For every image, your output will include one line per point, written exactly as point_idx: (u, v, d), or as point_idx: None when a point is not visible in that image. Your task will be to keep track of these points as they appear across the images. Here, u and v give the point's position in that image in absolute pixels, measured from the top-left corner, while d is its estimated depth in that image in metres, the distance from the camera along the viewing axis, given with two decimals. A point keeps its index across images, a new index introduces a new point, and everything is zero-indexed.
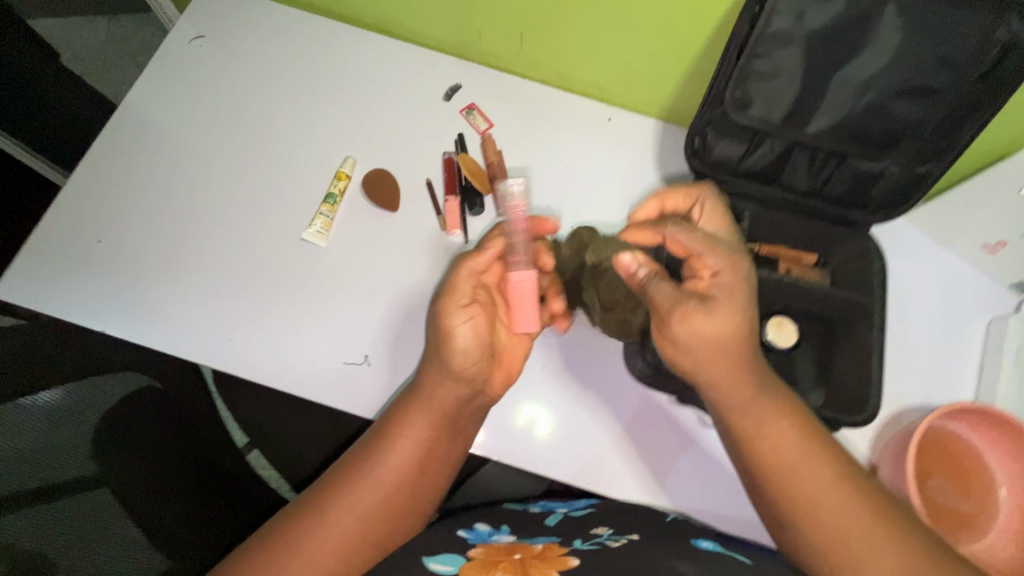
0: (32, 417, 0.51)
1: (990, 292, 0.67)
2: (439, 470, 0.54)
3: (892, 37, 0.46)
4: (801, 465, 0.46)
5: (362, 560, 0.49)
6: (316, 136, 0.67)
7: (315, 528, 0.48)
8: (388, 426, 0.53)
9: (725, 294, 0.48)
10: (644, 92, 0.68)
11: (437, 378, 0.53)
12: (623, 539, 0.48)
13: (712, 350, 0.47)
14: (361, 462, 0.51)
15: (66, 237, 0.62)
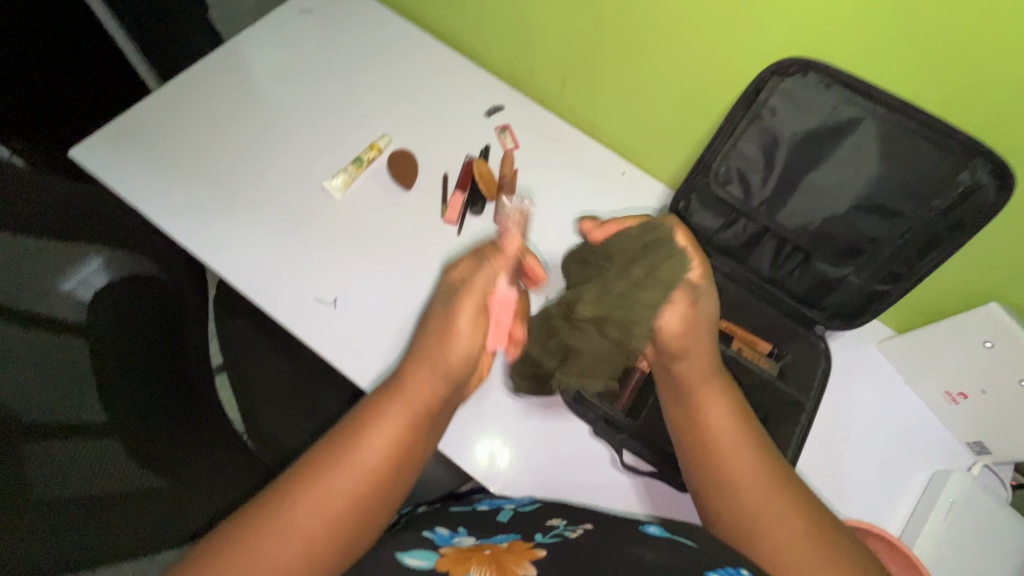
0: (87, 284, 0.63)
1: (943, 441, 0.66)
2: (411, 474, 0.48)
3: (864, 155, 0.52)
4: (736, 449, 0.49)
5: (322, 567, 0.42)
6: (369, 110, 0.77)
7: (274, 533, 0.41)
8: (361, 419, 0.47)
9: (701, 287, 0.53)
10: (658, 156, 0.75)
11: (421, 378, 0.48)
12: (578, 530, 0.50)
13: (685, 338, 0.52)
14: (329, 462, 0.44)
15: (140, 126, 0.73)
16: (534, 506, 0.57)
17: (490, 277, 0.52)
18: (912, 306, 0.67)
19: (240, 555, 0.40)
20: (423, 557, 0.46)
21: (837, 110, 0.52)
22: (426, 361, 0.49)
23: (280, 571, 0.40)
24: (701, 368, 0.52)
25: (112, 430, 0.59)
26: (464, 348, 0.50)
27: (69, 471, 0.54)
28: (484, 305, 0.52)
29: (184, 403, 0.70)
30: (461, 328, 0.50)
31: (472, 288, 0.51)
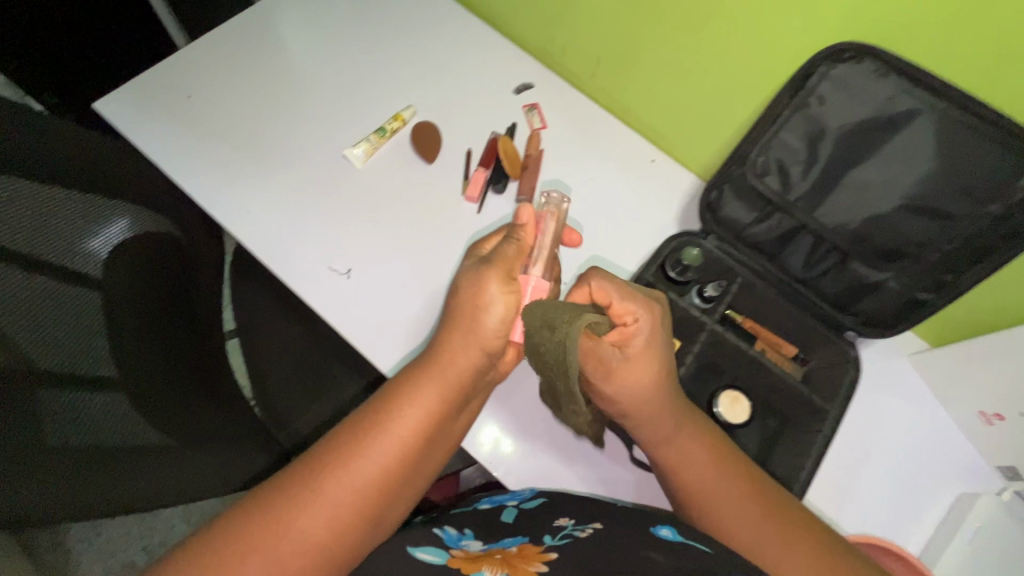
0: (106, 241, 0.60)
1: (971, 463, 0.63)
2: (441, 443, 0.51)
3: (918, 151, 0.50)
4: (710, 481, 0.52)
5: (353, 538, 0.45)
6: (394, 81, 0.75)
7: (316, 497, 0.44)
8: (396, 394, 0.50)
9: (637, 354, 0.52)
10: (691, 146, 0.72)
11: (454, 348, 0.52)
12: (588, 529, 0.48)
13: (641, 397, 0.52)
14: (365, 429, 0.47)
15: (164, 84, 0.72)
16: (538, 502, 0.55)
17: (512, 244, 0.57)
18: (950, 319, 0.64)
19: (281, 527, 0.42)
20: (434, 554, 0.47)
21: (893, 101, 0.49)
22: (459, 335, 0.52)
23: (316, 541, 0.43)
24: (664, 423, 0.53)
25: (122, 385, 0.59)
26: (499, 315, 0.53)
27: (74, 422, 0.54)
28: (514, 269, 0.55)
29: (198, 367, 0.70)
30: (496, 295, 0.53)
31: (498, 256, 0.56)
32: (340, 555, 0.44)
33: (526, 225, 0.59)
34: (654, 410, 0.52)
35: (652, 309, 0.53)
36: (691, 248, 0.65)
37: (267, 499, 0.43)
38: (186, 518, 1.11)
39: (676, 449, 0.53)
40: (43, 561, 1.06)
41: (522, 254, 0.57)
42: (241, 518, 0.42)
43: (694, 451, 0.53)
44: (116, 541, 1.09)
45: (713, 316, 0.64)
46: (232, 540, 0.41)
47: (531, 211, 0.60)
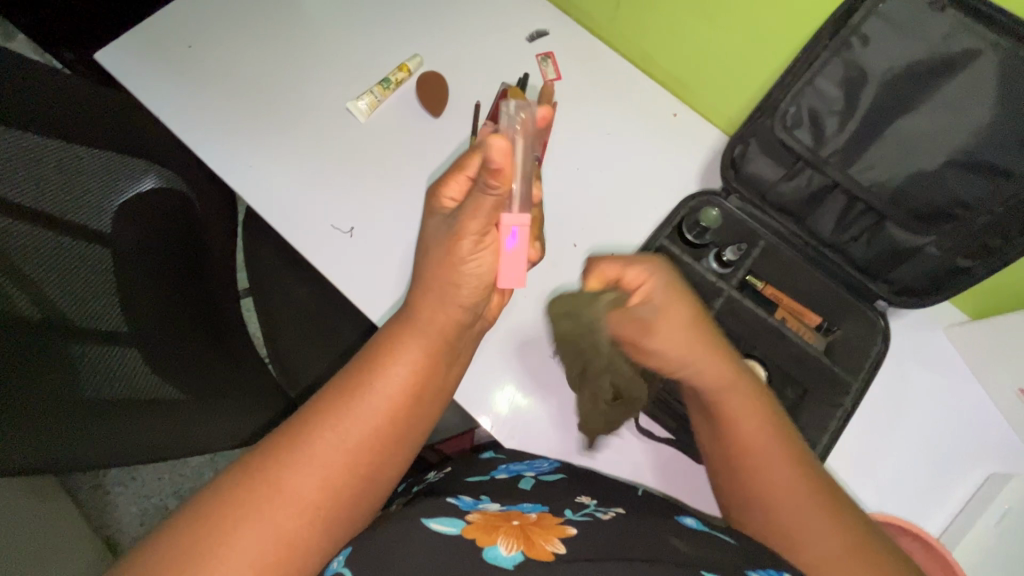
0: (131, 200, 0.60)
1: (1004, 444, 0.59)
2: (431, 401, 0.50)
3: (975, 97, 0.44)
4: (770, 455, 0.47)
5: (346, 497, 0.43)
6: (401, 28, 0.71)
7: (307, 456, 0.43)
8: (381, 352, 0.48)
9: (664, 305, 0.48)
10: (716, 98, 0.66)
11: (432, 308, 0.50)
12: (611, 513, 0.45)
13: (682, 348, 0.48)
14: (345, 393, 0.46)
15: (164, 34, 0.69)
16: (556, 477, 0.52)
17: (488, 199, 0.47)
18: (995, 291, 0.59)
19: (270, 487, 0.41)
20: (449, 524, 0.42)
21: (948, 41, 0.43)
22: (432, 293, 0.51)
23: (305, 500, 0.42)
24: (715, 378, 0.49)
25: (129, 337, 0.58)
26: (477, 270, 0.51)
27: (88, 370, 0.54)
28: (490, 220, 0.49)
29: (209, 331, 0.69)
30: (471, 255, 0.49)
31: (469, 213, 0.48)
32: (334, 515, 0.43)
33: (501, 166, 0.45)
34: (707, 361, 0.49)
35: (649, 259, 0.49)
36: (710, 208, 0.61)
37: (252, 466, 0.42)
38: (211, 466, 1.16)
39: (726, 396, 0.49)
40: (83, 501, 1.12)
41: (499, 208, 0.48)
42: (230, 484, 0.41)
43: (750, 407, 0.48)
44: (149, 486, 1.15)
45: (731, 282, 0.61)
46: (223, 501, 0.40)
47: (503, 144, 0.44)
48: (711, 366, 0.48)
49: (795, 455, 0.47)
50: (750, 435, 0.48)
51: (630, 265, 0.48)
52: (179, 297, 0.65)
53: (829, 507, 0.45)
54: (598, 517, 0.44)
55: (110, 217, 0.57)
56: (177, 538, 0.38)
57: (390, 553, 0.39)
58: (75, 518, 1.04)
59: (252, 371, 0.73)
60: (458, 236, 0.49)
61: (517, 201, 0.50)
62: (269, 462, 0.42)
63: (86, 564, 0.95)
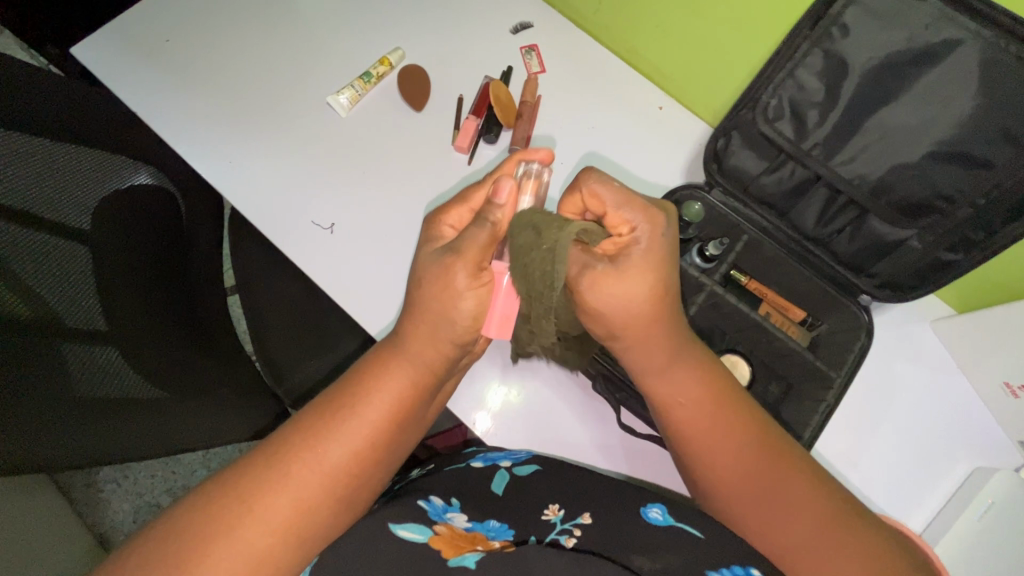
0: (112, 198, 0.59)
1: (990, 437, 0.59)
2: (410, 426, 0.49)
3: (956, 87, 0.44)
4: (721, 437, 0.48)
5: (318, 523, 0.43)
6: (384, 20, 0.70)
7: (284, 480, 0.42)
8: (366, 374, 0.48)
9: (630, 265, 0.47)
10: (701, 91, 0.65)
11: (422, 341, 0.49)
12: (575, 534, 0.44)
13: (633, 311, 0.48)
14: (324, 416, 0.45)
15: (143, 27, 0.68)
16: (532, 469, 0.51)
17: (484, 229, 0.48)
18: (981, 283, 0.58)
19: (242, 510, 0.40)
20: (416, 531, 0.43)
21: (929, 30, 0.42)
22: (425, 325, 0.49)
23: (278, 524, 0.41)
24: (659, 353, 0.49)
25: (111, 337, 0.57)
26: (469, 309, 0.48)
27: (75, 372, 0.53)
28: (484, 258, 0.49)
29: (193, 332, 0.68)
30: (465, 291, 0.47)
31: (466, 244, 0.48)
32: (304, 539, 0.42)
33: (504, 204, 0.49)
34: (650, 332, 0.49)
35: (655, 218, 0.48)
36: (693, 202, 0.60)
37: (227, 487, 0.41)
38: (204, 464, 1.16)
39: (669, 375, 0.50)
40: (76, 499, 1.12)
41: (494, 242, 0.49)
42: (202, 502, 0.41)
43: (691, 384, 0.49)
44: (142, 483, 1.14)
45: (713, 277, 0.62)
46: (193, 520, 0.39)
47: (510, 185, 0.49)
48: (655, 337, 0.49)
49: (762, 445, 0.48)
50: (689, 407, 0.49)
51: (625, 204, 0.48)
52: (162, 295, 0.65)
53: (808, 512, 0.45)
54: (560, 544, 0.43)
55: (89, 217, 0.56)
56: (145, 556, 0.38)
57: None
58: (67, 516, 1.04)
59: (237, 368, 0.72)
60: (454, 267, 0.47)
61: (512, 246, 0.50)
62: (244, 484, 0.41)
63: (77, 562, 0.95)
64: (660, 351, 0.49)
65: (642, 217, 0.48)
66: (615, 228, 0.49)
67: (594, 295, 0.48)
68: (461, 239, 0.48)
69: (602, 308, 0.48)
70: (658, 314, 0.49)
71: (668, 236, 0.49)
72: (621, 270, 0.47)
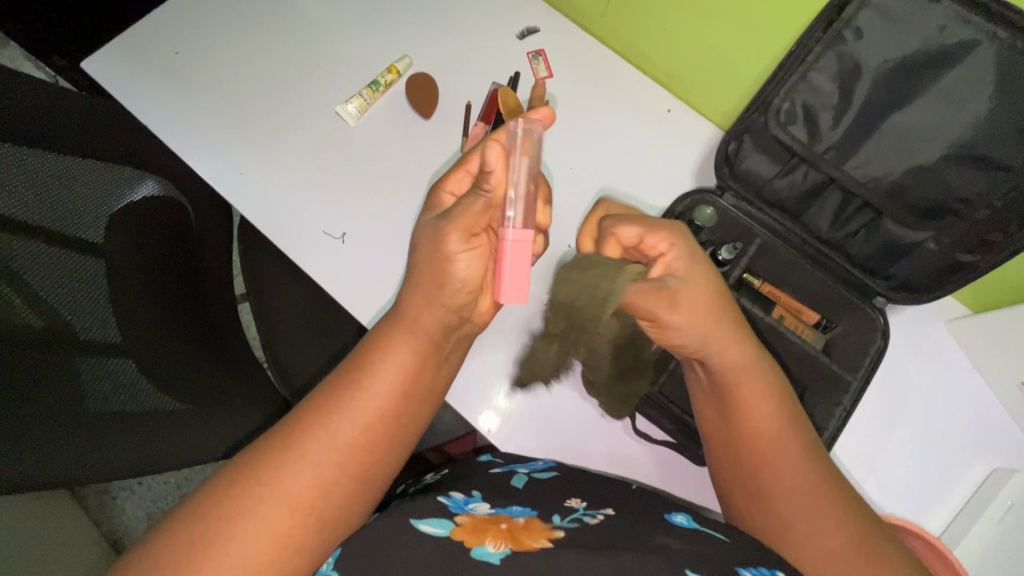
0: (123, 209, 0.60)
1: (1008, 438, 0.58)
2: (423, 400, 0.49)
3: (973, 89, 0.43)
4: (779, 436, 0.49)
5: (336, 498, 0.43)
6: (390, 29, 0.70)
7: (299, 456, 0.42)
8: (370, 349, 0.48)
9: (687, 275, 0.51)
10: (711, 94, 0.65)
11: (422, 307, 0.49)
12: (599, 515, 0.44)
13: (712, 311, 0.50)
14: (335, 390, 0.46)
15: (151, 40, 0.68)
16: (551, 474, 0.52)
17: (478, 197, 0.49)
18: (996, 284, 0.58)
19: (259, 488, 0.41)
20: (438, 526, 0.41)
21: (944, 32, 0.42)
22: (421, 294, 0.49)
23: (298, 501, 0.41)
24: (739, 360, 0.50)
25: (126, 347, 0.58)
26: (464, 273, 0.49)
27: (90, 383, 0.54)
28: (477, 224, 0.49)
29: (205, 338, 0.68)
30: (458, 252, 0.48)
31: (460, 211, 0.49)
32: (326, 515, 0.42)
33: (493, 169, 0.51)
34: (733, 330, 0.51)
35: (676, 230, 0.52)
36: (706, 206, 0.59)
37: (243, 468, 0.42)
38: (217, 469, 1.16)
39: (748, 382, 0.50)
40: (90, 506, 1.13)
41: (490, 208, 0.50)
42: (220, 487, 0.41)
43: (762, 379, 0.50)
44: (155, 490, 1.15)
45: (727, 281, 0.61)
46: (213, 506, 0.40)
47: (499, 151, 0.51)
48: (729, 349, 0.50)
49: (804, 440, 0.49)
50: (755, 406, 0.49)
51: (653, 230, 0.52)
52: (178, 307, 0.65)
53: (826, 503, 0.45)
54: (585, 523, 0.43)
55: (101, 229, 0.57)
56: (168, 546, 0.38)
57: (379, 558, 0.39)
58: (83, 523, 1.05)
59: (251, 376, 0.72)
60: (447, 233, 0.48)
61: (510, 211, 0.51)
62: (258, 464, 0.42)
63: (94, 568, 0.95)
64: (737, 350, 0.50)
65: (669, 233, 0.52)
66: (650, 250, 0.53)
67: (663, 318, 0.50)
68: (457, 204, 0.50)
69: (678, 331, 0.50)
70: (731, 326, 0.51)
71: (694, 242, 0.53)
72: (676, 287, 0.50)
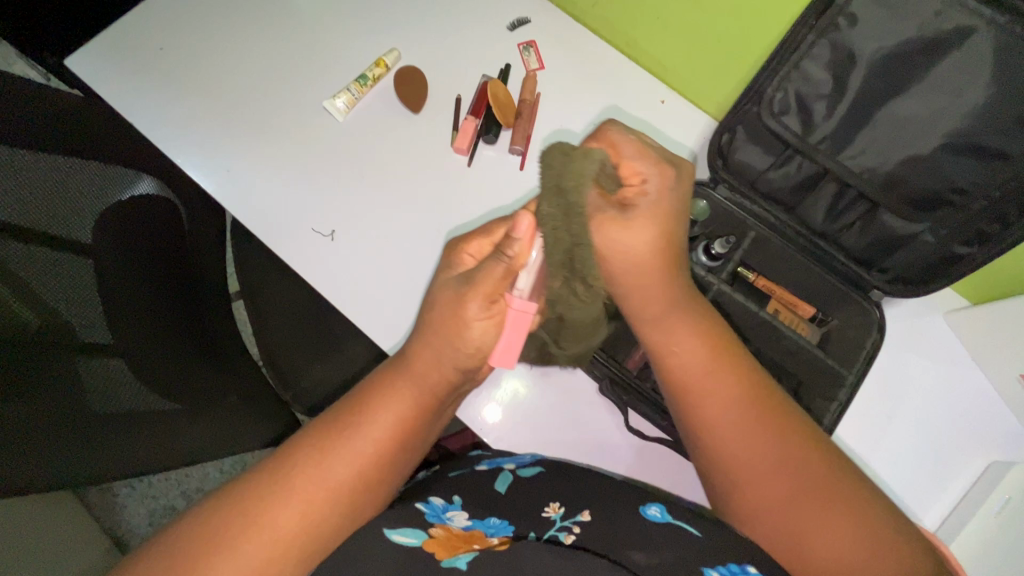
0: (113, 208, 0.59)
1: (1006, 431, 0.57)
2: (418, 442, 0.49)
3: (970, 76, 0.42)
4: (709, 385, 0.49)
5: (320, 537, 0.42)
6: (379, 22, 0.69)
7: (290, 491, 0.42)
8: (371, 391, 0.48)
9: (645, 213, 0.49)
10: (704, 84, 0.64)
11: (427, 359, 0.48)
12: (575, 529, 0.43)
13: (642, 257, 0.50)
14: (333, 429, 0.46)
15: (137, 36, 0.67)
16: (535, 471, 0.50)
17: (500, 263, 0.47)
18: (996, 275, 0.57)
19: (245, 520, 0.40)
20: (411, 535, 0.41)
21: (940, 17, 0.41)
22: (430, 342, 0.48)
23: (281, 537, 0.41)
24: (654, 301, 0.51)
25: (118, 348, 0.57)
26: (477, 331, 0.47)
27: (84, 385, 0.53)
28: (496, 291, 0.47)
29: (199, 339, 0.68)
30: (474, 320, 0.47)
31: (480, 275, 0.47)
32: (307, 551, 0.42)
33: (521, 238, 0.46)
34: (655, 279, 0.51)
35: (665, 172, 0.50)
36: (699, 200, 0.59)
37: (235, 495, 0.42)
38: (217, 466, 1.16)
39: (672, 329, 0.51)
40: (93, 504, 1.13)
41: (509, 277, 0.47)
42: (212, 508, 0.41)
43: (691, 338, 0.50)
44: (157, 487, 1.15)
45: (721, 276, 0.60)
46: (201, 528, 0.40)
47: (530, 220, 0.46)
48: (639, 286, 0.51)
49: (756, 398, 0.48)
50: (686, 360, 0.50)
51: (643, 155, 0.50)
52: (172, 306, 0.65)
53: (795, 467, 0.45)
54: (559, 541, 0.41)
55: (92, 227, 0.56)
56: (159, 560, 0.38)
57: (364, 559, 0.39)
58: (85, 521, 1.05)
59: (244, 374, 0.72)
60: (465, 298, 0.47)
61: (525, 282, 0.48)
62: (247, 497, 0.42)
63: (96, 565, 0.96)
64: (660, 302, 0.51)
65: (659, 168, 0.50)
66: (627, 178, 0.50)
67: (600, 237, 0.49)
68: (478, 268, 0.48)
69: (614, 250, 0.49)
70: (666, 265, 0.51)
71: (674, 195, 0.51)
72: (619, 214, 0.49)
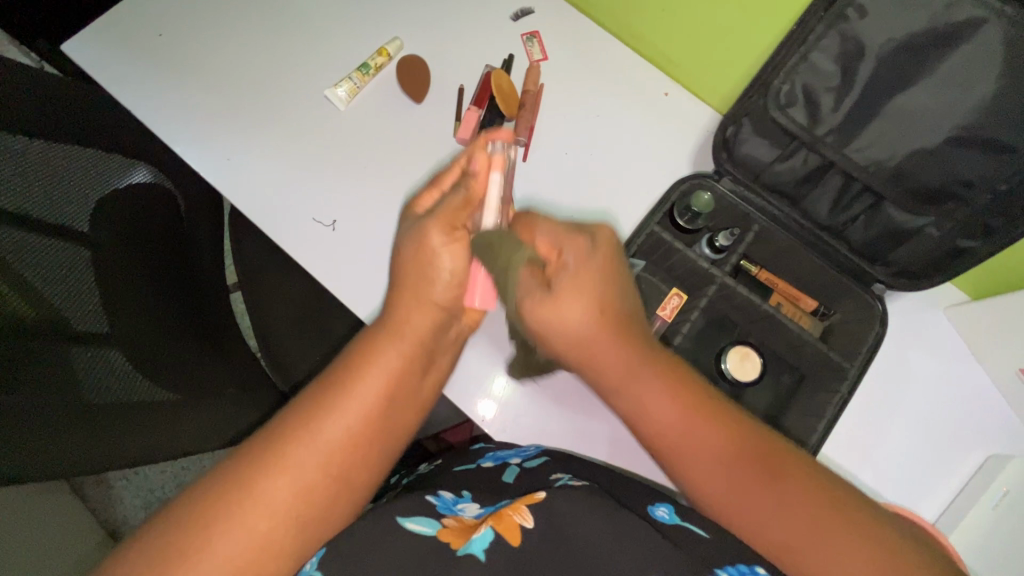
0: (109, 198, 0.58)
1: (1004, 424, 0.58)
2: (409, 404, 0.48)
3: (980, 69, 0.42)
4: (688, 445, 0.45)
5: (316, 506, 0.41)
6: (381, 10, 0.68)
7: (282, 462, 0.41)
8: (355, 358, 0.46)
9: (574, 277, 0.48)
10: (709, 77, 0.63)
11: (406, 313, 0.48)
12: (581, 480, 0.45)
13: (578, 330, 0.48)
14: (322, 397, 0.44)
15: (133, 21, 0.66)
16: (540, 460, 0.52)
17: (459, 194, 0.50)
18: (997, 270, 0.57)
19: (240, 495, 0.39)
20: (425, 524, 0.41)
21: (950, 10, 0.41)
22: (410, 291, 0.49)
23: (277, 508, 0.40)
24: (621, 363, 0.47)
25: (115, 338, 0.56)
26: (449, 266, 0.49)
27: (81, 374, 0.52)
28: (457, 221, 0.50)
29: (196, 329, 0.67)
30: (439, 247, 0.48)
31: (442, 208, 0.50)
32: (305, 523, 0.41)
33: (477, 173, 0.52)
34: (602, 344, 0.48)
35: (581, 242, 0.49)
36: (702, 192, 0.59)
37: (229, 471, 0.41)
38: (213, 458, 1.15)
39: (648, 388, 0.46)
40: (87, 495, 1.13)
41: (469, 206, 0.50)
42: (204, 489, 0.40)
43: (661, 393, 0.46)
44: (153, 479, 1.15)
45: (723, 268, 0.60)
46: (194, 507, 0.39)
47: (482, 156, 0.52)
48: (609, 344, 0.48)
49: (736, 454, 0.43)
50: (658, 416, 0.46)
51: (547, 231, 0.50)
52: (169, 295, 0.64)
53: (795, 505, 0.40)
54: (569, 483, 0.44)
55: (87, 217, 0.55)
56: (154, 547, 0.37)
57: (372, 549, 0.39)
58: (80, 513, 1.04)
59: (243, 366, 0.71)
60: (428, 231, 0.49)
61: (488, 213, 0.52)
62: (240, 472, 0.40)
63: (92, 557, 0.95)
64: (618, 364, 0.47)
65: (579, 239, 0.50)
66: (550, 254, 0.50)
67: (540, 317, 0.49)
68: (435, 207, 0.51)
69: (555, 326, 0.48)
70: (614, 326, 0.48)
71: (598, 260, 0.49)
72: (561, 288, 0.48)
